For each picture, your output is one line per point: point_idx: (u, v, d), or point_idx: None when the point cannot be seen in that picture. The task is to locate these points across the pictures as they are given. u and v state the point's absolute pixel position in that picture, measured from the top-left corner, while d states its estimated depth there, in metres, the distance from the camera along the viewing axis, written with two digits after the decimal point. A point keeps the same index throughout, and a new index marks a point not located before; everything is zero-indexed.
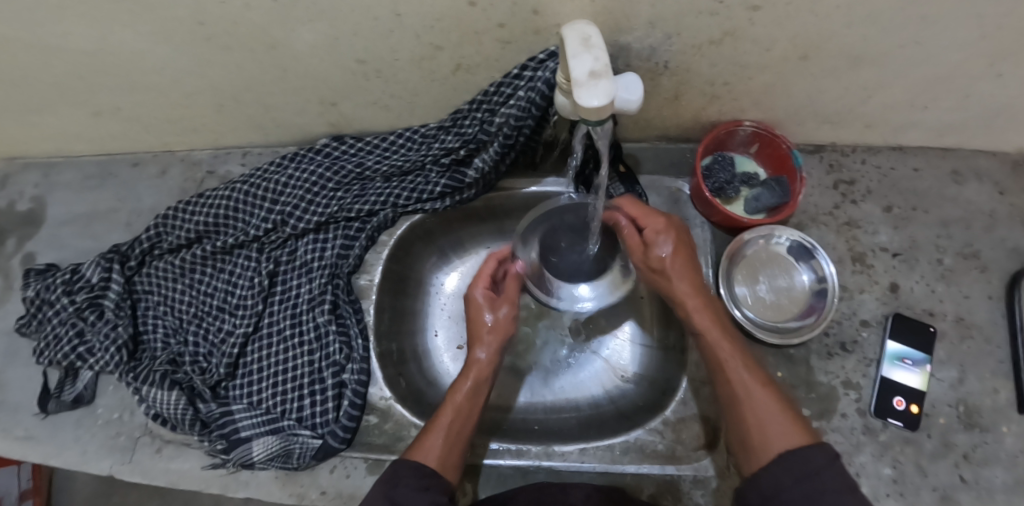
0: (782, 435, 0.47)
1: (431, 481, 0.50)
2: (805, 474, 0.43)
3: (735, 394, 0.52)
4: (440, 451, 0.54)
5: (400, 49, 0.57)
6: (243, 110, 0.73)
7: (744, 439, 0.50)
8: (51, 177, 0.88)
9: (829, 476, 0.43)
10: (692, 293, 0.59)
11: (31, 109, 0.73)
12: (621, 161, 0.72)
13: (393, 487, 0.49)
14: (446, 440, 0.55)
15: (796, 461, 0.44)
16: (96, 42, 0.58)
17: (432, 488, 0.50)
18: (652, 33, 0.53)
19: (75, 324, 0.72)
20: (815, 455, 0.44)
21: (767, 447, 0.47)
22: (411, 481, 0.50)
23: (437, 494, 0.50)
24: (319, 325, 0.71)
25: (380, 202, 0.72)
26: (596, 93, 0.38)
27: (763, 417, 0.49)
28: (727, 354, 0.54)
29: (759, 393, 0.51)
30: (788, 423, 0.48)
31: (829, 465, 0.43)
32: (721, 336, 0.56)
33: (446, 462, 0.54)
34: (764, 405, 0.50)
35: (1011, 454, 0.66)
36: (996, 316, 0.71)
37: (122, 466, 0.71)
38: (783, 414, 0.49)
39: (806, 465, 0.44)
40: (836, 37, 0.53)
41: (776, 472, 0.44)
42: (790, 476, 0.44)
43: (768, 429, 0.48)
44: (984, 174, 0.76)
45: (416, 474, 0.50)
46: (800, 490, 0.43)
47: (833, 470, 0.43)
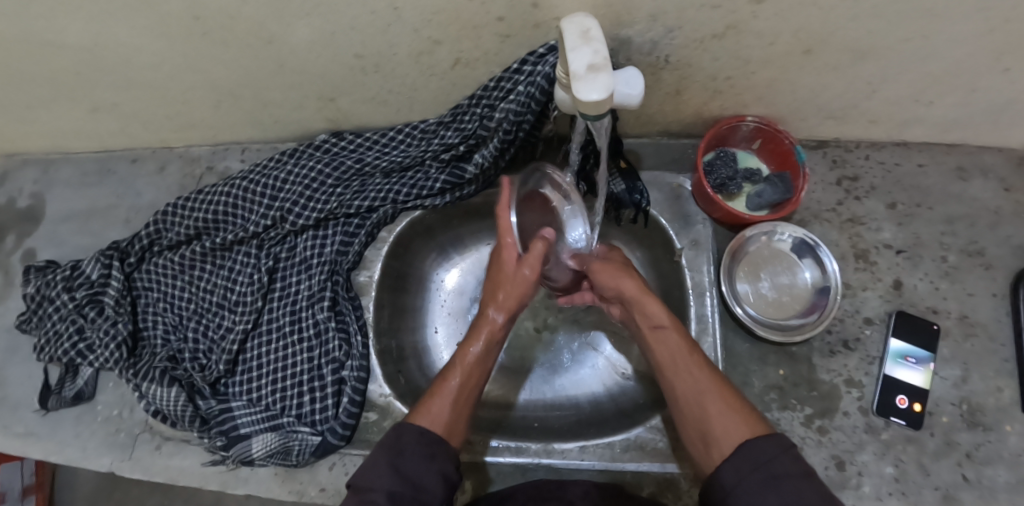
0: (740, 427, 0.48)
1: (436, 449, 0.50)
2: (762, 461, 0.43)
3: (693, 391, 0.52)
4: (447, 418, 0.53)
5: (398, 44, 0.57)
6: (241, 106, 0.73)
7: (705, 435, 0.50)
8: (51, 173, 0.87)
9: (784, 462, 0.43)
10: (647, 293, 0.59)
11: (29, 105, 0.73)
12: (621, 156, 0.69)
13: (399, 453, 0.48)
14: (454, 408, 0.54)
15: (753, 451, 0.44)
16: (92, 38, 0.58)
17: (437, 455, 0.50)
18: (653, 27, 0.52)
19: (75, 321, 0.72)
20: (769, 443, 0.44)
21: (725, 440, 0.47)
22: (416, 448, 0.49)
23: (440, 463, 0.49)
24: (319, 322, 0.70)
25: (380, 198, 0.71)
26: (596, 86, 0.37)
27: (721, 411, 0.49)
28: (683, 351, 0.54)
29: (717, 388, 0.52)
30: (744, 415, 0.49)
31: (780, 454, 0.43)
32: (676, 334, 0.56)
33: (451, 426, 0.53)
34: (721, 399, 0.51)
35: (1014, 453, 0.66)
36: (1001, 314, 0.71)
37: (123, 463, 0.71)
38: (740, 407, 0.50)
39: (759, 455, 0.44)
40: (841, 32, 0.52)
41: (731, 463, 0.44)
42: (744, 467, 0.44)
43: (723, 422, 0.48)
44: (990, 170, 0.75)
45: (421, 440, 0.50)
46: (756, 477, 0.43)
47: (786, 457, 0.43)
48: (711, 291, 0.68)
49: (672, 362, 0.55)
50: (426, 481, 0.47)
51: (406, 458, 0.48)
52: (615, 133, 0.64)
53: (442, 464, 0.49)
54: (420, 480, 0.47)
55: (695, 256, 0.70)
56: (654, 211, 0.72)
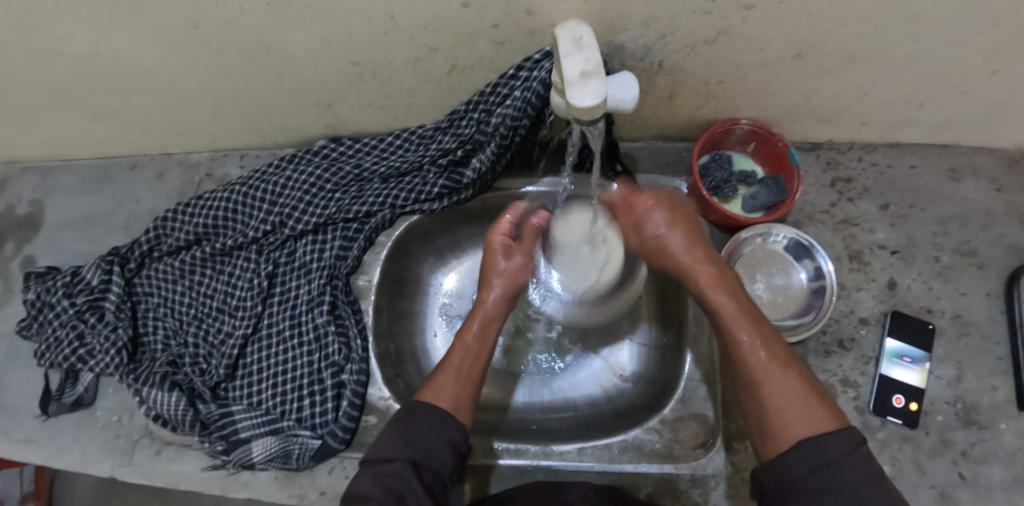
0: (804, 420, 0.44)
1: (445, 420, 0.51)
2: (829, 463, 0.40)
3: (749, 374, 0.49)
4: (452, 391, 0.54)
5: (395, 50, 0.57)
6: (240, 112, 0.74)
7: (761, 423, 0.47)
8: (50, 180, 0.88)
9: (851, 467, 0.40)
10: (701, 265, 0.55)
11: (29, 113, 0.74)
12: (617, 160, 0.71)
13: (409, 423, 0.50)
14: (459, 382, 0.55)
15: (816, 449, 0.41)
16: (92, 46, 0.59)
17: (447, 426, 0.50)
18: (646, 33, 0.53)
19: (75, 327, 0.72)
20: (837, 443, 0.41)
21: (787, 433, 0.44)
22: (426, 417, 0.51)
23: (451, 432, 0.50)
24: (318, 326, 0.71)
25: (378, 203, 0.72)
26: (589, 92, 0.38)
27: (782, 400, 0.46)
28: (744, 329, 0.50)
29: (777, 373, 0.47)
30: (810, 404, 0.45)
31: (848, 455, 0.40)
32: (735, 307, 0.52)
33: (460, 399, 0.54)
34: (780, 387, 0.46)
35: (1010, 451, 0.66)
36: (994, 313, 0.71)
37: (122, 469, 0.72)
38: (806, 395, 0.46)
39: (825, 453, 0.41)
40: (832, 35, 0.53)
41: (793, 460, 0.42)
42: (807, 464, 0.41)
43: (787, 412, 0.45)
44: (982, 171, 0.76)
45: (431, 411, 0.51)
46: (816, 478, 0.40)
47: (855, 461, 0.40)
48: None
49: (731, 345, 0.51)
50: (436, 451, 0.49)
51: (418, 429, 0.50)
52: (609, 139, 0.68)
53: (451, 434, 0.50)
54: (432, 449, 0.49)
55: None
56: None
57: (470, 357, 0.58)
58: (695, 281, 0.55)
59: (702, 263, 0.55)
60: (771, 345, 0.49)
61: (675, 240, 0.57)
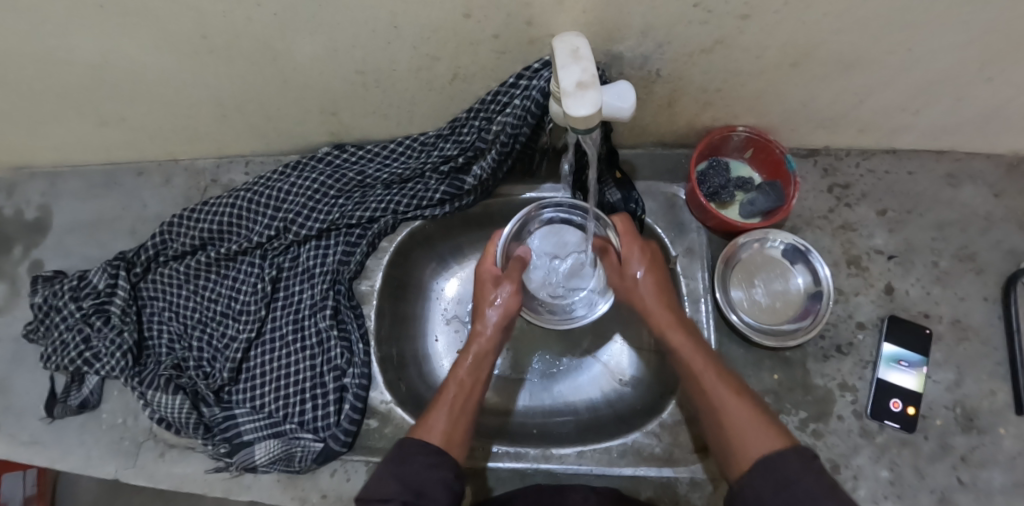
0: (761, 441, 0.48)
1: (438, 458, 0.50)
2: (787, 476, 0.44)
3: (713, 401, 0.53)
4: (444, 428, 0.54)
5: (397, 59, 0.59)
6: (245, 119, 0.75)
7: (724, 446, 0.51)
8: (58, 186, 0.89)
9: (807, 478, 0.43)
10: (661, 308, 0.61)
11: (40, 120, 0.75)
12: (617, 166, 0.72)
13: (401, 463, 0.49)
14: (451, 418, 0.55)
15: (773, 465, 0.45)
16: (102, 55, 0.60)
17: (440, 464, 0.50)
18: (644, 42, 0.54)
19: (82, 330, 0.74)
20: (792, 459, 0.45)
21: (746, 453, 0.48)
22: (419, 458, 0.50)
23: (444, 471, 0.50)
24: (321, 331, 0.71)
25: (380, 209, 0.73)
26: (584, 103, 0.39)
27: (742, 425, 0.50)
28: (699, 366, 0.56)
29: (734, 398, 0.52)
30: (766, 426, 0.49)
31: (802, 467, 0.44)
32: (692, 346, 0.58)
33: (451, 436, 0.54)
34: (740, 412, 0.51)
35: (1009, 456, 0.67)
36: (993, 318, 0.72)
37: (127, 470, 0.72)
38: (760, 418, 0.50)
39: (782, 468, 0.45)
40: (826, 44, 0.54)
41: (757, 478, 0.45)
42: (769, 480, 0.45)
43: (745, 434, 0.49)
44: (979, 177, 0.76)
45: (424, 449, 0.51)
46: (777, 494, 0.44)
47: (812, 472, 0.44)
48: (706, 301, 0.70)
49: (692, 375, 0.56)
50: (429, 490, 0.48)
51: (410, 469, 0.49)
52: (609, 146, 0.68)
53: (445, 472, 0.49)
54: (426, 490, 0.48)
55: (690, 263, 0.71)
56: (650, 220, 0.74)
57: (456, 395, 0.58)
58: (657, 322, 0.61)
59: (663, 305, 0.62)
60: (726, 376, 0.55)
61: (648, 281, 0.63)
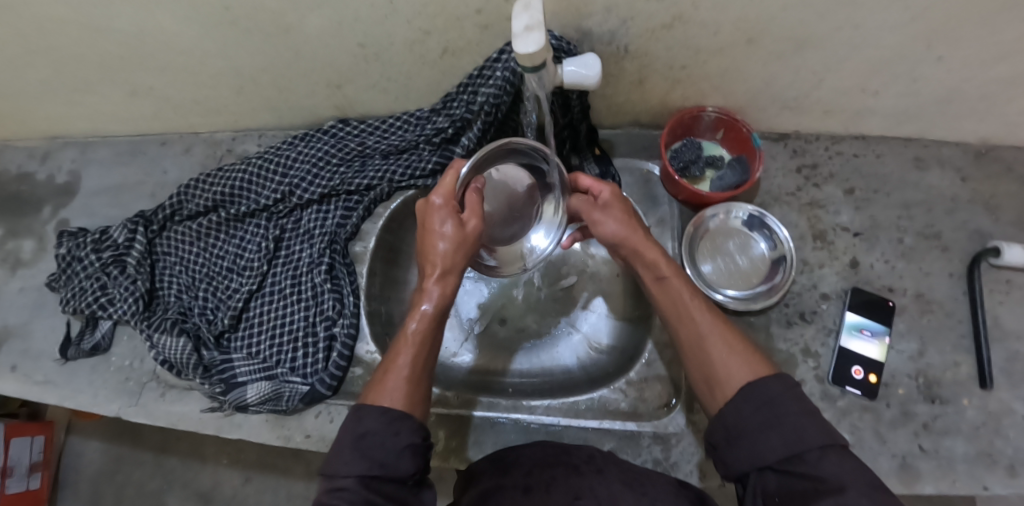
0: (744, 368, 0.50)
1: (399, 425, 0.50)
2: (768, 403, 0.47)
3: (698, 337, 0.54)
4: (405, 390, 0.53)
5: (394, 34, 0.66)
6: (260, 92, 0.83)
7: (707, 377, 0.52)
8: (88, 154, 0.98)
9: (786, 404, 0.46)
10: (647, 246, 0.60)
11: (79, 88, 0.84)
12: (597, 145, 0.80)
13: (360, 438, 0.50)
14: (411, 378, 0.54)
15: (755, 393, 0.48)
16: (138, 25, 0.68)
17: (402, 431, 0.50)
18: (609, 18, 0.60)
19: (100, 278, 0.80)
20: (774, 385, 0.48)
21: (728, 383, 0.50)
22: (378, 428, 0.50)
23: (407, 437, 0.50)
24: (316, 285, 0.77)
25: (378, 177, 0.79)
26: (530, 41, 0.44)
27: (724, 356, 0.52)
28: (686, 297, 0.56)
29: (719, 331, 0.54)
30: (750, 358, 0.51)
31: (783, 396, 0.47)
32: (678, 283, 0.57)
33: (412, 396, 0.53)
34: (723, 345, 0.52)
35: (971, 426, 0.68)
36: (957, 294, 0.74)
37: (130, 409, 0.77)
38: (742, 351, 0.52)
39: (764, 397, 0.47)
40: (775, 22, 0.59)
41: (743, 407, 0.48)
42: (753, 409, 0.47)
43: (730, 361, 0.51)
44: (946, 161, 0.79)
45: (383, 416, 0.51)
46: (761, 417, 0.46)
47: (791, 397, 0.47)
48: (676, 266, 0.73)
49: (680, 311, 0.56)
50: (393, 460, 0.49)
51: (371, 441, 0.50)
52: (591, 124, 0.76)
53: (409, 438, 0.50)
54: (389, 459, 0.49)
55: (661, 233, 0.77)
56: (625, 193, 0.79)
57: (412, 355, 0.55)
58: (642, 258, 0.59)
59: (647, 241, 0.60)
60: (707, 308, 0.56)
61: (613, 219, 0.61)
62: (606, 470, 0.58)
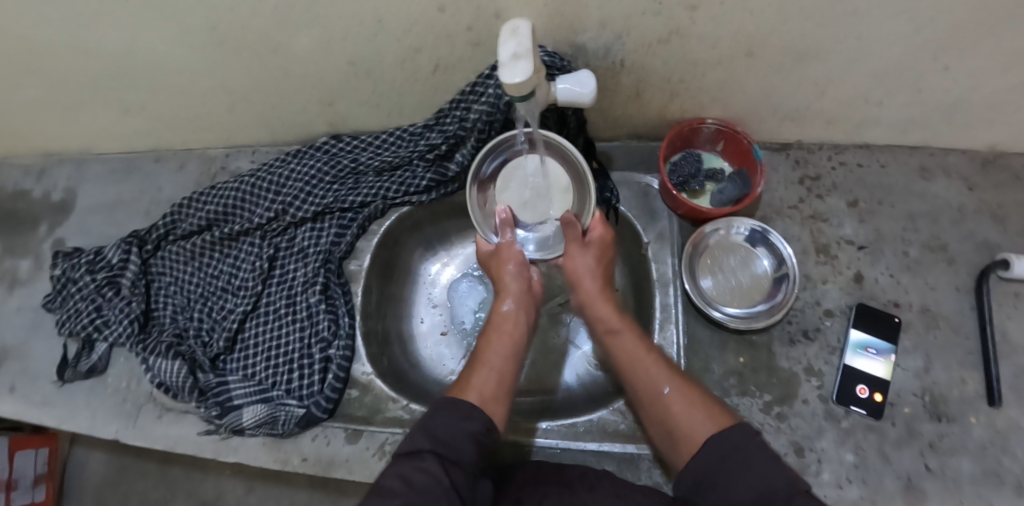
0: (703, 419, 0.50)
1: (473, 413, 0.50)
2: (732, 451, 0.46)
3: (652, 391, 0.55)
4: (484, 387, 0.54)
5: (384, 51, 0.64)
6: (251, 108, 0.81)
7: (671, 431, 0.52)
8: (82, 171, 0.97)
9: (750, 452, 0.45)
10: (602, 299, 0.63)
11: (69, 106, 0.83)
12: (595, 158, 0.78)
13: (432, 418, 0.49)
14: (489, 375, 0.55)
15: (716, 443, 0.47)
16: (124, 45, 0.67)
17: (475, 419, 0.49)
18: (604, 33, 0.59)
19: (94, 300, 0.80)
20: (735, 433, 0.47)
21: (691, 436, 0.50)
22: (451, 414, 0.49)
23: (476, 426, 0.49)
24: (311, 306, 0.76)
25: (371, 195, 0.78)
26: (517, 71, 0.42)
27: (683, 408, 0.52)
28: (640, 351, 0.58)
29: (675, 382, 0.55)
30: (709, 408, 0.51)
31: (745, 444, 0.46)
32: (631, 337, 0.60)
33: (490, 394, 0.54)
34: (680, 396, 0.53)
35: (979, 445, 0.66)
36: (963, 308, 0.72)
37: (127, 431, 0.77)
38: (700, 401, 0.52)
39: (726, 446, 0.46)
40: (776, 34, 0.56)
41: (706, 458, 0.47)
42: (716, 460, 0.46)
43: (689, 416, 0.51)
44: (953, 171, 0.77)
45: (458, 405, 0.50)
46: (725, 468, 0.45)
47: (752, 445, 0.46)
48: (676, 285, 0.72)
49: (637, 366, 0.58)
50: (462, 444, 0.47)
51: (440, 423, 0.48)
52: (586, 136, 0.75)
53: (479, 425, 0.49)
54: (459, 443, 0.47)
55: (660, 248, 0.75)
56: (624, 208, 0.77)
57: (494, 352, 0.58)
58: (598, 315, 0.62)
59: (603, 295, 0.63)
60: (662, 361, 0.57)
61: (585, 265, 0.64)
62: (600, 486, 0.54)
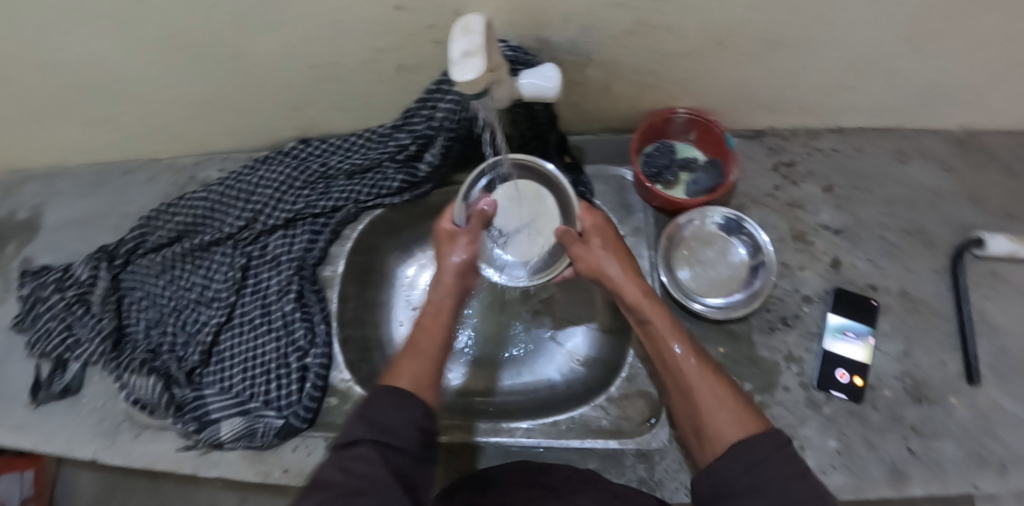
0: (734, 424, 0.45)
1: (407, 399, 0.47)
2: (757, 464, 0.41)
3: (683, 382, 0.51)
4: (416, 373, 0.50)
5: (346, 53, 0.63)
6: (217, 116, 0.80)
7: (698, 429, 0.48)
8: (49, 187, 0.95)
9: (778, 467, 0.40)
10: (629, 282, 0.56)
11: (30, 121, 0.81)
12: (568, 152, 0.77)
13: (366, 405, 0.46)
14: (421, 362, 0.51)
15: (744, 451, 0.42)
16: (79, 57, 0.65)
17: (410, 404, 0.46)
18: (569, 27, 0.57)
19: (65, 319, 0.78)
20: (766, 444, 0.42)
21: (717, 438, 0.45)
22: (385, 400, 0.46)
23: (413, 411, 0.46)
24: (286, 314, 0.75)
25: (343, 199, 0.77)
26: (469, 69, 0.41)
27: (714, 407, 0.47)
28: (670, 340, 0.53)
29: (707, 379, 0.50)
30: (742, 412, 0.46)
31: (775, 458, 0.41)
32: (661, 324, 0.54)
33: (423, 379, 0.50)
34: (711, 395, 0.48)
35: (960, 426, 0.67)
36: (942, 290, 0.72)
37: (104, 451, 0.76)
38: (734, 402, 0.48)
39: (753, 457, 0.41)
40: (743, 23, 0.55)
41: (727, 465, 0.42)
42: (739, 468, 0.41)
43: (718, 416, 0.46)
44: (927, 153, 0.77)
45: (390, 392, 0.47)
46: (748, 479, 0.40)
47: (783, 458, 0.41)
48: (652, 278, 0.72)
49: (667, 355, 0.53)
50: (399, 430, 0.44)
51: (375, 410, 0.46)
52: (558, 130, 0.74)
53: (417, 409, 0.46)
54: (396, 429, 0.44)
55: (636, 243, 0.75)
56: (598, 201, 0.76)
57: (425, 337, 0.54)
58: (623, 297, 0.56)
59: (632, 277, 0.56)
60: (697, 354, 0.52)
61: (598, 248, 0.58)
62: (584, 490, 0.54)
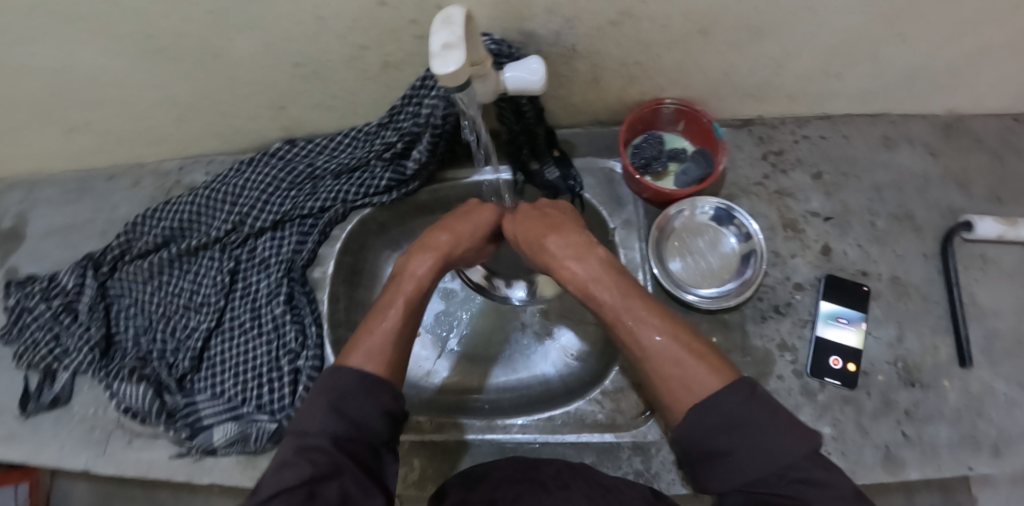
0: (702, 378, 0.45)
1: (375, 387, 0.48)
2: (735, 419, 0.42)
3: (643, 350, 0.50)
4: (385, 353, 0.51)
5: (329, 51, 0.62)
6: (201, 119, 0.79)
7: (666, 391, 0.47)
8: (33, 194, 0.94)
9: (758, 419, 0.41)
10: (580, 255, 0.56)
11: (11, 128, 0.80)
12: (557, 147, 0.76)
13: (336, 394, 0.46)
14: (385, 340, 0.51)
15: (719, 407, 0.43)
16: (57, 61, 0.64)
17: (378, 392, 0.48)
18: (553, 19, 0.57)
19: (52, 328, 0.78)
20: (734, 394, 0.43)
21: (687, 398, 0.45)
22: (353, 389, 0.47)
23: (382, 398, 0.47)
24: (276, 317, 0.74)
25: (331, 199, 0.76)
26: (449, 61, 0.41)
27: (682, 368, 0.46)
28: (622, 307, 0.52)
29: (671, 340, 0.49)
30: (707, 364, 0.47)
31: (746, 406, 0.42)
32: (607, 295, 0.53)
33: (390, 361, 0.51)
34: (677, 354, 0.48)
35: (953, 409, 0.67)
36: (932, 274, 0.72)
37: (96, 460, 0.75)
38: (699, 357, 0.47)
39: (727, 409, 0.42)
40: (728, 11, 0.55)
41: (705, 422, 0.43)
42: (717, 425, 0.42)
43: (688, 374, 0.46)
44: (915, 138, 0.77)
45: (359, 378, 0.48)
46: (728, 435, 0.42)
47: (755, 405, 0.42)
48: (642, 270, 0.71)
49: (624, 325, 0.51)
50: (366, 420, 0.46)
51: (345, 400, 0.46)
52: (547, 125, 0.74)
53: (384, 399, 0.47)
54: (363, 418, 0.46)
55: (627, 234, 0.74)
56: (588, 195, 0.76)
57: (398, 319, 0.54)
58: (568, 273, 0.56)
59: (583, 251, 0.56)
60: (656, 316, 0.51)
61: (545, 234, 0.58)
62: (573, 484, 0.54)
